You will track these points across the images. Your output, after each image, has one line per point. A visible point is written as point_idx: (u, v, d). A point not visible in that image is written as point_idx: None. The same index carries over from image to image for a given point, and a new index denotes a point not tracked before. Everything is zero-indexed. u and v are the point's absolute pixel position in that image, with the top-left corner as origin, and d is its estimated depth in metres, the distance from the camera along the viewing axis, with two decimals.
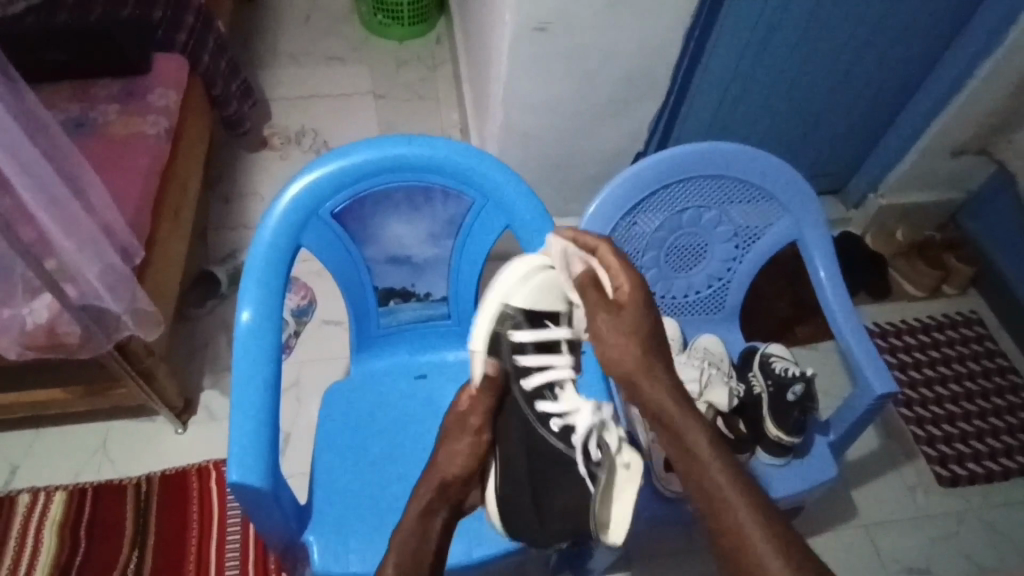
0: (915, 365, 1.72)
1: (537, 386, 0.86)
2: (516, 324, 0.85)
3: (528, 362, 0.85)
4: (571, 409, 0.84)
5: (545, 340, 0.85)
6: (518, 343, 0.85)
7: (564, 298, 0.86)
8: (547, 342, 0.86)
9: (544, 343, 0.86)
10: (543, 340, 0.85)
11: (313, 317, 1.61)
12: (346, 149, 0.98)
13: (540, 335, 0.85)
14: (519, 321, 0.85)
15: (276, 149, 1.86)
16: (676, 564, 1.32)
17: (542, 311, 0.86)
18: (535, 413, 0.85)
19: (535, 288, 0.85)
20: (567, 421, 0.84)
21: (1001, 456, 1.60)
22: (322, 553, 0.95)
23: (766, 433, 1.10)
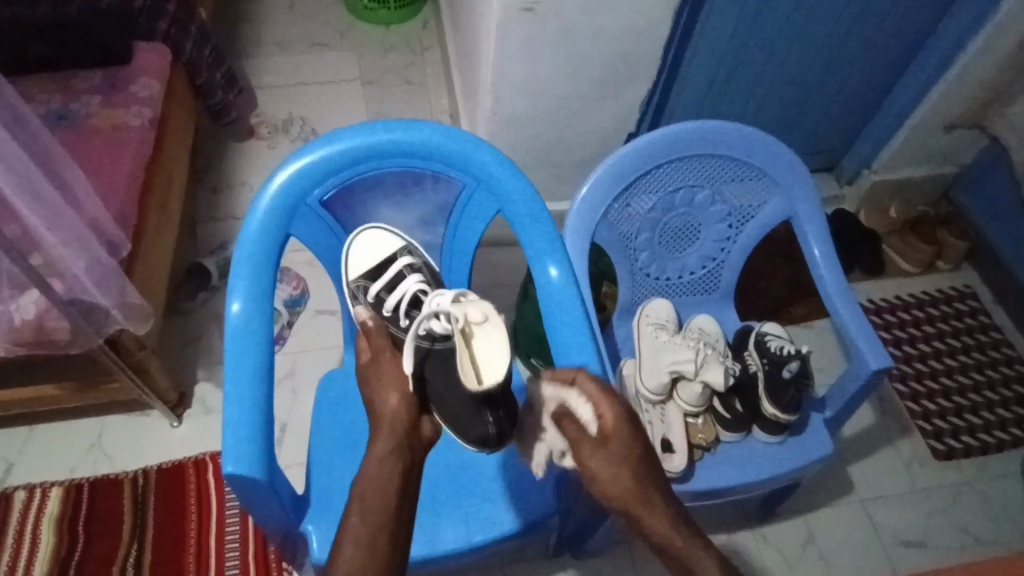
0: (910, 340, 1.72)
1: (409, 315, 0.88)
2: (366, 287, 0.96)
3: (387, 304, 0.90)
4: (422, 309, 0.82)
5: (388, 283, 0.93)
6: (371, 300, 0.93)
7: (392, 247, 0.98)
8: (392, 279, 0.94)
9: (394, 286, 0.93)
10: (387, 284, 0.93)
11: (306, 307, 1.60)
12: (333, 135, 0.96)
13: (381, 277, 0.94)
14: (366, 284, 0.96)
15: (263, 139, 1.84)
16: None
17: (379, 262, 0.97)
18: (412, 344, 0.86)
19: (371, 247, 0.99)
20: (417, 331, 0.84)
21: (995, 429, 1.61)
22: (320, 542, 0.94)
23: (763, 412, 1.08)
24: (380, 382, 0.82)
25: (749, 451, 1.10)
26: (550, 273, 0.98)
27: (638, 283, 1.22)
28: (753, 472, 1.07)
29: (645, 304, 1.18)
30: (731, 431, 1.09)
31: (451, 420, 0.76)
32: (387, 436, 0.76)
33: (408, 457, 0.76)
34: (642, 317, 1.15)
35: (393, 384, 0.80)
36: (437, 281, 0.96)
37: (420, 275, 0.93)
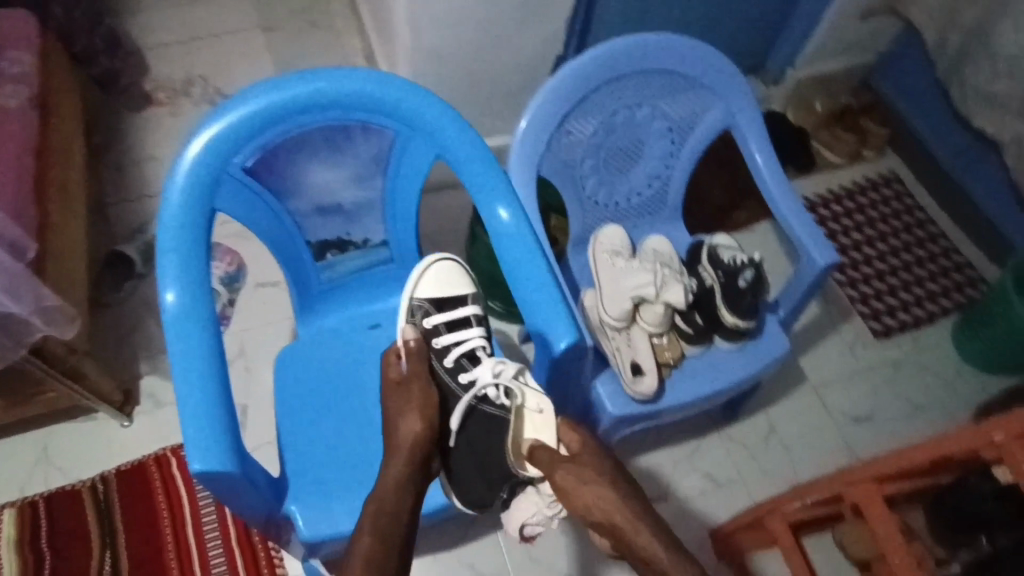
0: (844, 231, 1.79)
1: (456, 360, 0.92)
2: (427, 312, 0.94)
3: (444, 342, 0.93)
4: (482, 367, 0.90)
5: (452, 318, 0.94)
6: (429, 328, 0.93)
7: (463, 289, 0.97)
8: (456, 320, 0.94)
9: (455, 326, 0.94)
10: (450, 318, 0.94)
11: (245, 283, 1.52)
12: (246, 94, 0.87)
13: (444, 310, 0.94)
14: (428, 309, 0.94)
15: (163, 106, 1.68)
16: None
17: (448, 296, 0.95)
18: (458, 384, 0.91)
19: (443, 282, 0.96)
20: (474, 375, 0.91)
21: (926, 302, 1.71)
22: (306, 520, 0.92)
23: (722, 322, 1.10)
24: (391, 409, 0.86)
25: (712, 362, 1.12)
26: (502, 216, 0.94)
27: (588, 211, 1.20)
28: (721, 381, 1.11)
29: (597, 232, 1.17)
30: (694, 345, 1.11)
31: (464, 482, 0.88)
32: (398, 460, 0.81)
33: (414, 478, 0.81)
34: (596, 247, 1.14)
35: (410, 409, 0.84)
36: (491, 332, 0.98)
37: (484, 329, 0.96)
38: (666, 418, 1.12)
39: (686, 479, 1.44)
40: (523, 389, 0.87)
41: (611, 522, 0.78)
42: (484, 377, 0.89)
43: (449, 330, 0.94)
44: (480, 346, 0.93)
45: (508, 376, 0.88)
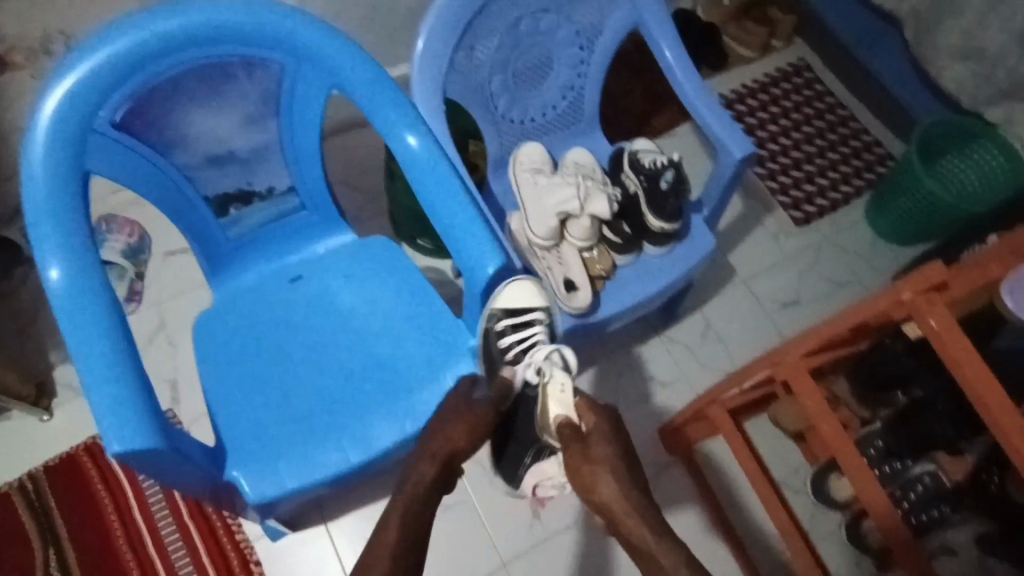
0: (760, 125, 1.81)
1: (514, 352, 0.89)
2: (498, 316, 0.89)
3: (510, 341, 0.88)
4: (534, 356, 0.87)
5: (518, 315, 0.87)
6: (495, 323, 0.88)
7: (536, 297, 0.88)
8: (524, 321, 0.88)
9: (522, 323, 0.88)
10: (514, 313, 0.87)
11: (152, 253, 1.42)
12: (99, 38, 0.77)
13: (512, 306, 0.87)
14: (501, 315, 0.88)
15: (22, 67, 1.49)
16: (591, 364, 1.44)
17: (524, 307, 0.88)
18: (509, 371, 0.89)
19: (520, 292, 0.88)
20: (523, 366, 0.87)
21: (841, 185, 1.77)
22: (251, 483, 0.89)
23: (649, 228, 1.10)
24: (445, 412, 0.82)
25: (644, 268, 1.13)
26: (411, 145, 0.89)
27: (503, 131, 1.16)
28: (654, 284, 1.12)
29: (517, 152, 1.14)
30: (624, 254, 1.11)
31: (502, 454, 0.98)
32: (422, 455, 0.79)
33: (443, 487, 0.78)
34: (518, 166, 1.11)
35: (460, 420, 0.80)
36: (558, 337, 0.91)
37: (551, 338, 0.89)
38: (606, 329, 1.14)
39: (631, 385, 1.48)
40: (554, 372, 0.84)
41: (606, 504, 0.76)
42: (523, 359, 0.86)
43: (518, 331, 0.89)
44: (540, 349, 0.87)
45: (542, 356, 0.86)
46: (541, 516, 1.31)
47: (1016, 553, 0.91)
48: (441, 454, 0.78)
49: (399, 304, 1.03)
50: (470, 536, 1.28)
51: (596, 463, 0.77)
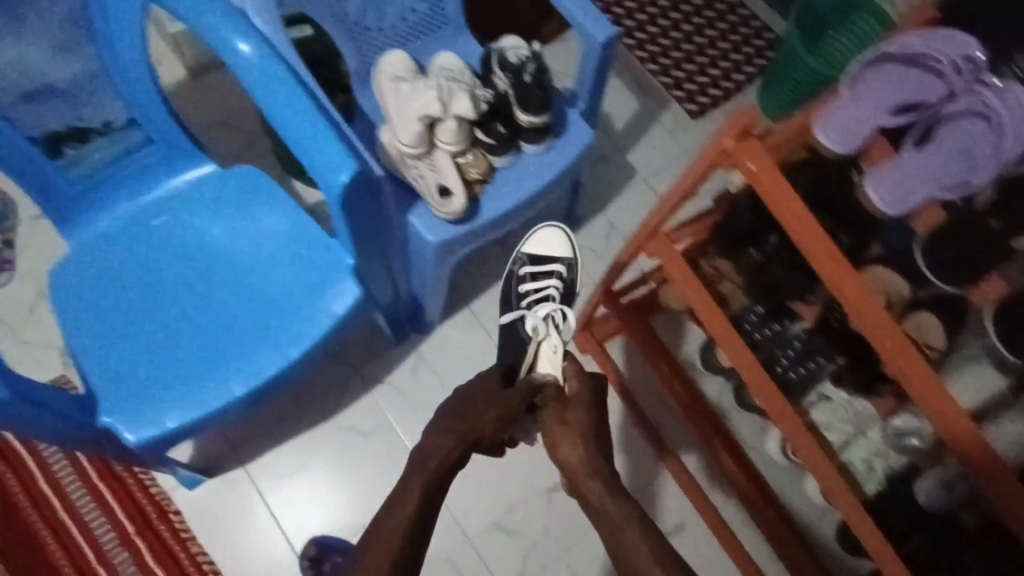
0: (650, 22, 1.79)
1: (530, 292, 1.17)
2: (523, 262, 1.20)
3: (528, 271, 1.19)
4: (543, 285, 1.16)
5: (540, 261, 1.19)
6: (519, 265, 1.20)
7: (562, 251, 1.20)
8: (543, 265, 1.19)
9: (540, 267, 1.19)
10: (539, 258, 1.20)
11: (17, 219, 1.33)
12: None
13: (537, 251, 1.20)
14: (523, 260, 1.20)
15: None
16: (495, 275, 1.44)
17: (546, 256, 1.20)
18: (518, 294, 1.18)
19: (545, 242, 1.20)
20: (535, 293, 1.16)
21: (733, 74, 1.77)
22: (129, 428, 0.88)
23: (521, 125, 1.07)
24: (474, 397, 0.85)
25: (522, 169, 1.11)
26: (244, 52, 0.82)
27: (360, 41, 1.10)
28: (535, 182, 1.11)
29: (381, 59, 1.08)
30: (500, 155, 1.08)
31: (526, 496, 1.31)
32: (446, 431, 0.82)
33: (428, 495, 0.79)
34: (381, 74, 1.05)
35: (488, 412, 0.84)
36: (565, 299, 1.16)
37: (560, 283, 1.17)
38: (491, 233, 1.12)
39: None
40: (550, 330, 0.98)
41: (570, 465, 0.84)
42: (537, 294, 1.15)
43: (545, 274, 1.18)
44: (553, 289, 1.15)
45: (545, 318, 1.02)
46: None
47: (864, 376, 1.00)
48: (468, 435, 0.82)
49: (279, 232, 0.99)
50: (392, 456, 1.30)
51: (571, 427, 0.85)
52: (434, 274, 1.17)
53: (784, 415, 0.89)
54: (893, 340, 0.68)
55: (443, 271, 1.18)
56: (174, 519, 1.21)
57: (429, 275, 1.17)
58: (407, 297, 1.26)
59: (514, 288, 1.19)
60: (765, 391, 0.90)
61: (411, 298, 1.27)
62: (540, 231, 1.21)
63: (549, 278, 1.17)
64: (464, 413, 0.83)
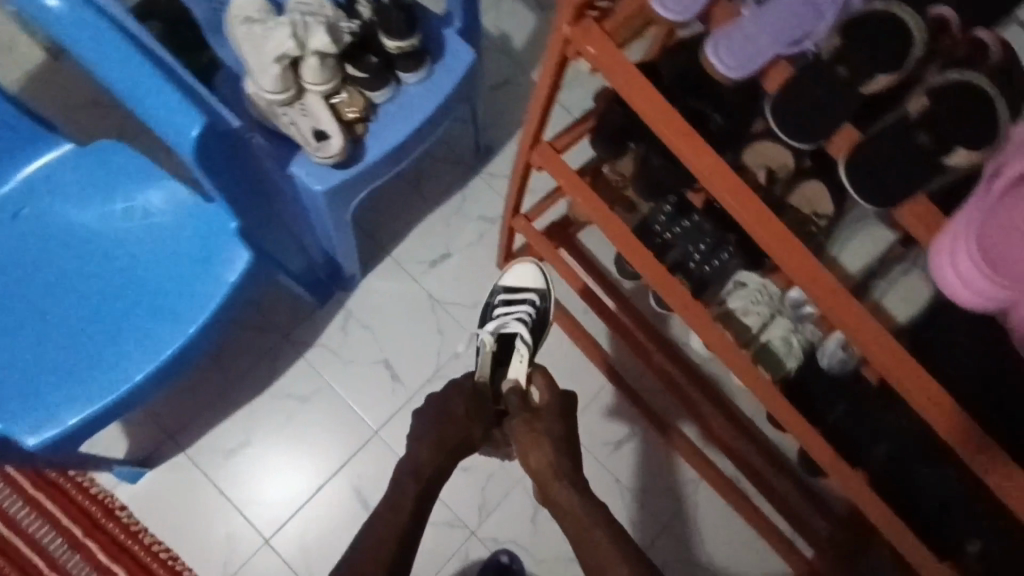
0: None
1: (499, 314, 1.24)
2: (500, 291, 1.27)
3: (502, 297, 1.26)
4: (513, 307, 1.23)
5: (516, 291, 1.26)
6: (496, 296, 1.27)
7: (535, 281, 1.26)
8: (520, 293, 1.25)
9: (514, 299, 1.25)
10: (513, 289, 1.26)
11: None
12: None
13: (513, 284, 1.26)
14: (500, 290, 1.27)
15: None
16: (412, 219, 1.41)
17: (524, 286, 1.26)
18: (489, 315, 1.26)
19: (521, 275, 1.26)
20: (502, 312, 1.24)
21: None
22: (27, 431, 0.86)
23: (390, 53, 1.01)
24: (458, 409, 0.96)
25: (403, 101, 1.05)
26: (54, 10, 0.75)
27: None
28: (420, 112, 1.05)
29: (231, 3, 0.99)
30: (375, 90, 1.03)
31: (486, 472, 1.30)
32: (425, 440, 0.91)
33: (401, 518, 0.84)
34: (233, 18, 0.97)
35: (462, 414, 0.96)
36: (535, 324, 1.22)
37: (533, 309, 1.23)
38: (382, 172, 1.07)
39: (467, 231, 1.42)
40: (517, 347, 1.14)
41: (536, 470, 0.89)
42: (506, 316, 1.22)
43: (522, 298, 1.24)
44: (521, 311, 1.22)
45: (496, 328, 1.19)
46: (402, 378, 1.32)
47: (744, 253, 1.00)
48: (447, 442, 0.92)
49: (156, 209, 0.96)
50: (336, 415, 1.29)
51: (539, 435, 0.90)
52: (338, 229, 1.11)
53: (683, 305, 0.90)
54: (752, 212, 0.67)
55: (345, 222, 1.12)
56: (121, 515, 1.20)
57: (341, 230, 1.12)
58: (322, 257, 1.23)
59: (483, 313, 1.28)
60: (663, 285, 0.90)
61: (328, 258, 1.24)
62: (520, 265, 1.27)
63: (517, 302, 1.24)
64: (451, 421, 0.94)
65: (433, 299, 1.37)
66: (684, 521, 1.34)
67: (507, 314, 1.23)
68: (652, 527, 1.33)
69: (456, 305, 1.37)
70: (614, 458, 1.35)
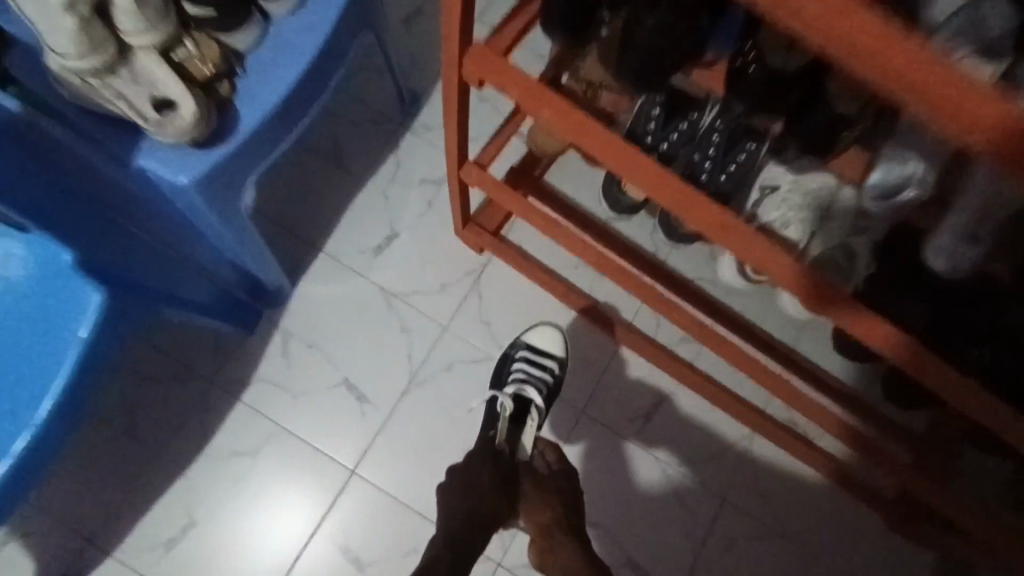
0: None
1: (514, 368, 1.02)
2: (523, 346, 1.04)
3: (524, 352, 1.03)
4: (540, 370, 1.01)
5: (539, 353, 1.03)
6: (516, 353, 1.04)
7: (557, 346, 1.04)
8: (548, 353, 1.03)
9: (537, 361, 1.02)
10: (538, 350, 1.03)
11: None
12: None
13: (538, 343, 1.04)
14: (523, 344, 1.04)
15: None
16: (339, 205, 1.13)
17: (554, 349, 1.04)
18: (506, 362, 1.04)
19: (551, 336, 1.04)
20: (526, 369, 1.01)
21: None
22: None
23: None
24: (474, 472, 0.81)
25: (278, 39, 0.76)
26: None
27: None
28: (301, 52, 0.76)
29: None
30: (233, 29, 0.73)
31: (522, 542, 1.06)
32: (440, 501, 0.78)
33: None
34: None
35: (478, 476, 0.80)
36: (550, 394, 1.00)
37: (557, 376, 1.02)
38: (267, 146, 0.78)
39: (410, 202, 1.15)
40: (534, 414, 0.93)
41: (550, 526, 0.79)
42: (527, 375, 1.00)
43: (550, 362, 1.02)
44: (545, 377, 1.00)
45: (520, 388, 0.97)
46: (370, 397, 1.06)
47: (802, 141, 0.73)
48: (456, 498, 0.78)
49: None
50: (298, 462, 1.03)
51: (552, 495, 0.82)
52: (234, 231, 0.83)
53: (722, 228, 0.63)
54: (877, 32, 0.37)
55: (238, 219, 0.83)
56: None
57: (236, 232, 0.84)
58: (234, 274, 0.97)
59: (506, 359, 1.04)
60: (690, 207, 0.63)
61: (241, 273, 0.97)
62: (540, 329, 1.05)
63: (545, 364, 1.02)
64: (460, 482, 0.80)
65: (387, 294, 1.10)
66: (742, 492, 1.09)
67: (529, 372, 1.00)
68: (705, 508, 1.09)
69: (416, 294, 1.10)
70: (646, 435, 1.10)
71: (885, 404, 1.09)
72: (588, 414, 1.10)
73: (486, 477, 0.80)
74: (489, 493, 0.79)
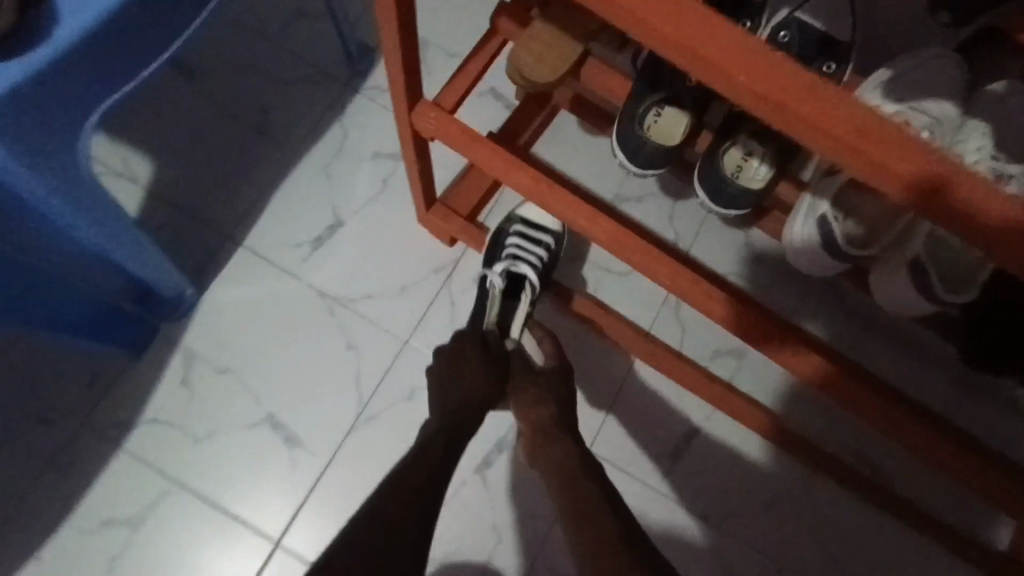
0: None
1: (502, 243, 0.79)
2: (514, 217, 0.80)
3: (516, 225, 0.79)
4: (535, 247, 0.78)
5: (533, 227, 0.80)
6: (508, 231, 0.79)
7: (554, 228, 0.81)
8: (544, 229, 0.80)
9: (532, 236, 0.79)
10: (532, 225, 0.80)
11: None
12: None
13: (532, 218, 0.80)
14: (513, 216, 0.80)
15: None
16: (263, 186, 0.86)
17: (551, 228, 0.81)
18: (497, 233, 0.80)
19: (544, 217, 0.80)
20: (518, 242, 0.77)
21: None
22: None
23: None
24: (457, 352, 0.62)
25: None
26: None
27: None
28: None
29: None
30: None
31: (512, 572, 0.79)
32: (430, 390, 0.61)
33: None
34: None
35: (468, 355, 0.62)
36: (546, 276, 0.78)
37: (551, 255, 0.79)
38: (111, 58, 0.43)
39: (359, 180, 0.87)
40: (527, 293, 0.73)
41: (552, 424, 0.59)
42: (518, 252, 0.76)
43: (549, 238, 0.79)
44: (540, 254, 0.77)
45: (510, 265, 0.75)
46: (304, 438, 0.79)
47: None
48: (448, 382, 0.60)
49: None
50: (202, 526, 0.76)
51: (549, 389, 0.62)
52: (95, 221, 0.55)
53: (884, 161, 0.30)
54: None
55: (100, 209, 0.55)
56: None
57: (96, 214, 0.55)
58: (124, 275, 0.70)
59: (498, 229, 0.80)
60: (803, 107, 0.30)
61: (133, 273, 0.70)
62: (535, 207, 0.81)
63: (543, 240, 0.79)
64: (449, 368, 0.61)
65: (328, 300, 0.83)
66: (801, 550, 0.83)
67: (521, 247, 0.77)
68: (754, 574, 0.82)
69: (366, 300, 0.83)
70: (674, 479, 0.83)
71: (974, 421, 0.84)
72: (598, 450, 0.83)
73: (480, 370, 0.61)
74: (482, 382, 0.60)
